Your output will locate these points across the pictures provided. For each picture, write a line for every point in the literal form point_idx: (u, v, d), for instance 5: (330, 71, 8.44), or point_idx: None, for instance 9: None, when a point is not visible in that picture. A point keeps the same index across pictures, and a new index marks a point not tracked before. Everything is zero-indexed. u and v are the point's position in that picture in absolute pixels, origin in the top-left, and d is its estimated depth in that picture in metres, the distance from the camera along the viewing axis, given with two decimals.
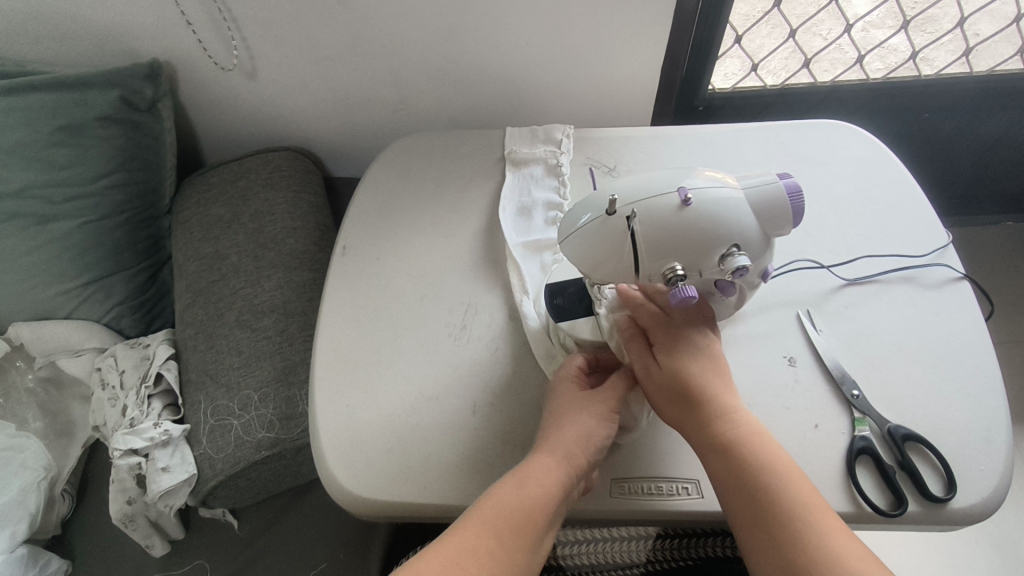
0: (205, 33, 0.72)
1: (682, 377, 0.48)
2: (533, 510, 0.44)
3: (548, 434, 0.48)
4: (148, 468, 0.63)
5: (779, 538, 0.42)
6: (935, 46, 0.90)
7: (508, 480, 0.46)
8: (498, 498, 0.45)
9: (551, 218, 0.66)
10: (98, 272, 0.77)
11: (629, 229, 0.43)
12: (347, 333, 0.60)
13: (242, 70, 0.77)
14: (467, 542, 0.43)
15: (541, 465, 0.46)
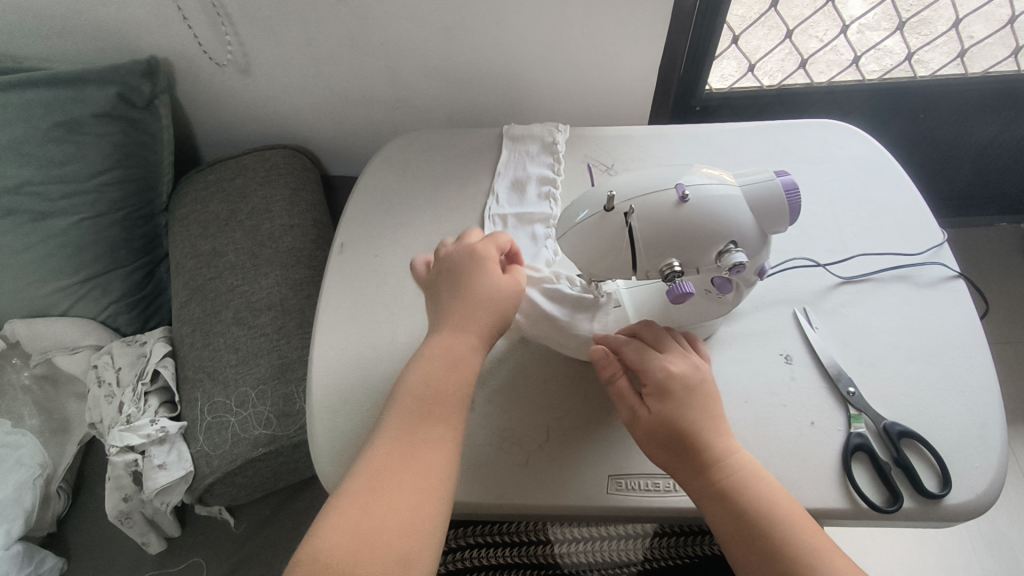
0: (202, 29, 0.72)
1: (674, 423, 0.47)
2: (444, 394, 0.46)
3: (455, 310, 0.49)
4: (145, 465, 0.63)
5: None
6: (930, 47, 0.90)
7: (423, 362, 0.47)
8: (413, 390, 0.46)
9: (545, 192, 0.67)
10: (95, 269, 0.77)
11: (627, 225, 0.43)
12: (345, 330, 0.60)
13: (237, 66, 0.77)
14: (396, 445, 0.44)
15: (447, 347, 0.48)
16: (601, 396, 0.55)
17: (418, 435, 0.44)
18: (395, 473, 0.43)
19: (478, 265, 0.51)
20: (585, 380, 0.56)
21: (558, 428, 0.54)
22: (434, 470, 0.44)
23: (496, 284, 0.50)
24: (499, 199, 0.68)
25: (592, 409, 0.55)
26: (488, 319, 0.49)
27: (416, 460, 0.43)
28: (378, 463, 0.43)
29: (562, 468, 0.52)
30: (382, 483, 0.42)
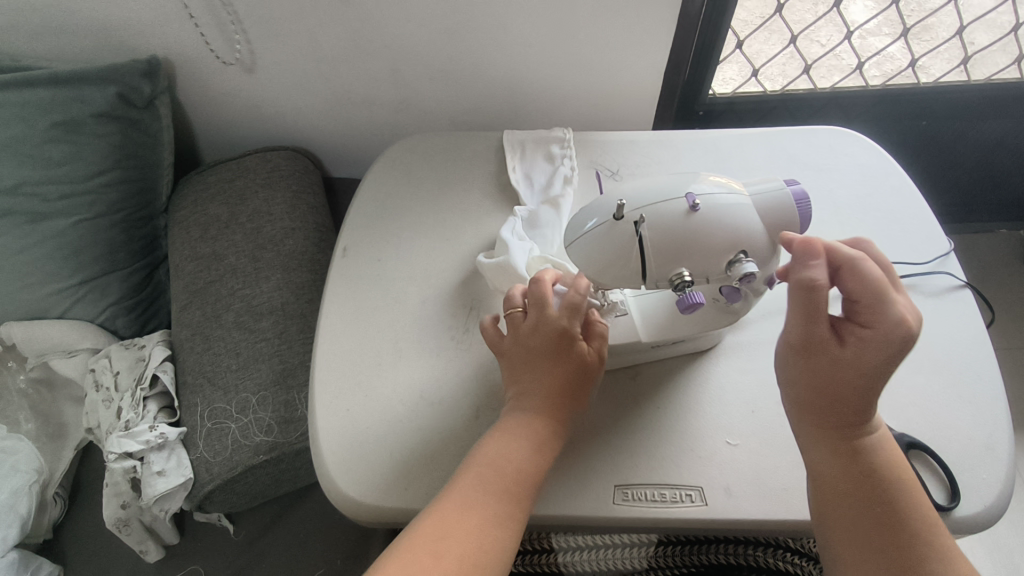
0: (208, 28, 0.71)
1: (863, 367, 0.43)
2: (517, 473, 0.46)
3: (535, 394, 0.50)
4: (143, 472, 0.62)
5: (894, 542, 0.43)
6: (934, 54, 0.90)
7: (495, 439, 0.48)
8: (490, 461, 0.47)
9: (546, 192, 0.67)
10: (93, 271, 0.76)
11: (637, 234, 0.43)
12: (348, 335, 0.60)
13: (244, 66, 0.76)
14: (455, 511, 0.44)
15: (528, 426, 0.48)
16: (607, 405, 0.55)
17: (487, 506, 0.44)
18: (461, 534, 0.43)
19: (569, 338, 0.50)
20: None
21: (563, 437, 0.53)
22: (497, 549, 0.43)
23: (584, 364, 0.51)
24: (525, 176, 0.69)
25: (598, 417, 0.54)
26: (569, 403, 0.50)
27: (480, 528, 0.43)
28: (447, 518, 0.43)
29: (568, 478, 0.51)
30: (450, 539, 0.42)
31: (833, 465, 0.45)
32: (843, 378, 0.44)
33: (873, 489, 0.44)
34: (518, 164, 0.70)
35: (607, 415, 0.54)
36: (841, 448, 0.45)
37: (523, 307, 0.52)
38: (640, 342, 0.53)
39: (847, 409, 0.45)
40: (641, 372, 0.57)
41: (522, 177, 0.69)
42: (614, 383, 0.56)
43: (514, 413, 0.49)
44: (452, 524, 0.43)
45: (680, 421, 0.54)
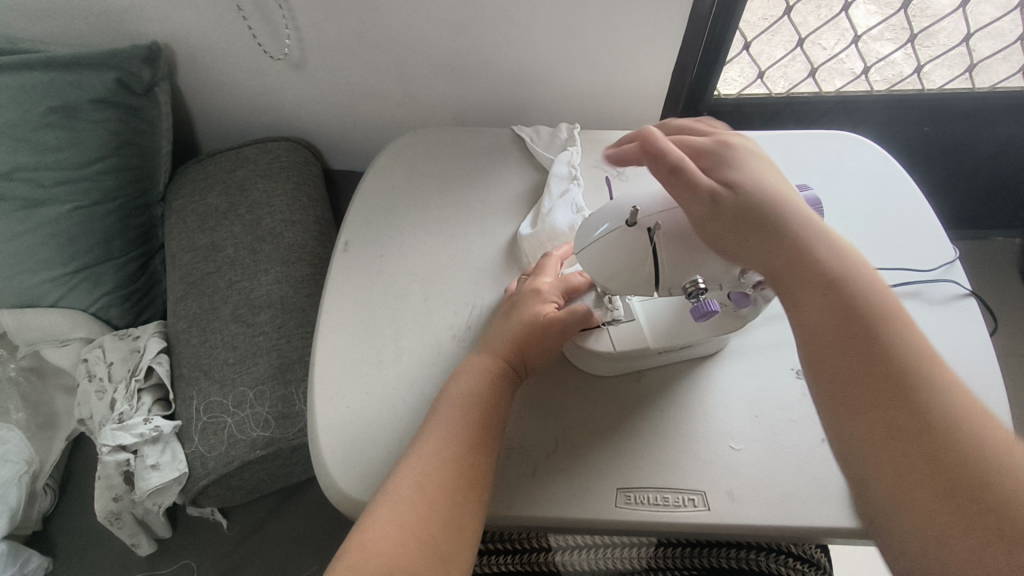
0: (259, 28, 0.71)
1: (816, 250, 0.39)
2: (482, 398, 0.49)
3: (494, 336, 0.53)
4: (137, 465, 0.60)
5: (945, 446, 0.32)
6: (940, 61, 0.90)
7: (462, 374, 0.51)
8: (453, 398, 0.49)
9: (571, 174, 0.67)
10: (88, 259, 0.75)
11: (651, 240, 0.42)
12: (349, 330, 0.59)
13: (292, 62, 0.76)
14: (431, 443, 0.46)
15: (484, 365, 0.51)
16: (612, 406, 0.55)
17: (458, 448, 0.46)
18: (440, 474, 0.45)
19: (534, 298, 0.54)
20: (593, 390, 0.56)
21: (566, 439, 0.53)
22: (476, 473, 0.45)
23: (542, 321, 0.52)
24: (571, 175, 0.67)
25: (600, 419, 0.54)
26: (522, 354, 0.52)
27: (457, 461, 0.45)
28: (424, 463, 0.45)
29: (570, 480, 0.51)
30: (430, 481, 0.44)
31: (851, 411, 0.35)
32: (812, 316, 0.37)
33: (908, 421, 0.33)
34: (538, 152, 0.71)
35: (613, 418, 0.54)
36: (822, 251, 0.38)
37: (528, 274, 0.58)
38: (648, 349, 0.52)
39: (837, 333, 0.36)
40: (645, 375, 0.56)
41: (567, 174, 0.67)
42: (629, 379, 0.56)
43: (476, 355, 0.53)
44: (429, 467, 0.45)
45: (683, 424, 0.54)
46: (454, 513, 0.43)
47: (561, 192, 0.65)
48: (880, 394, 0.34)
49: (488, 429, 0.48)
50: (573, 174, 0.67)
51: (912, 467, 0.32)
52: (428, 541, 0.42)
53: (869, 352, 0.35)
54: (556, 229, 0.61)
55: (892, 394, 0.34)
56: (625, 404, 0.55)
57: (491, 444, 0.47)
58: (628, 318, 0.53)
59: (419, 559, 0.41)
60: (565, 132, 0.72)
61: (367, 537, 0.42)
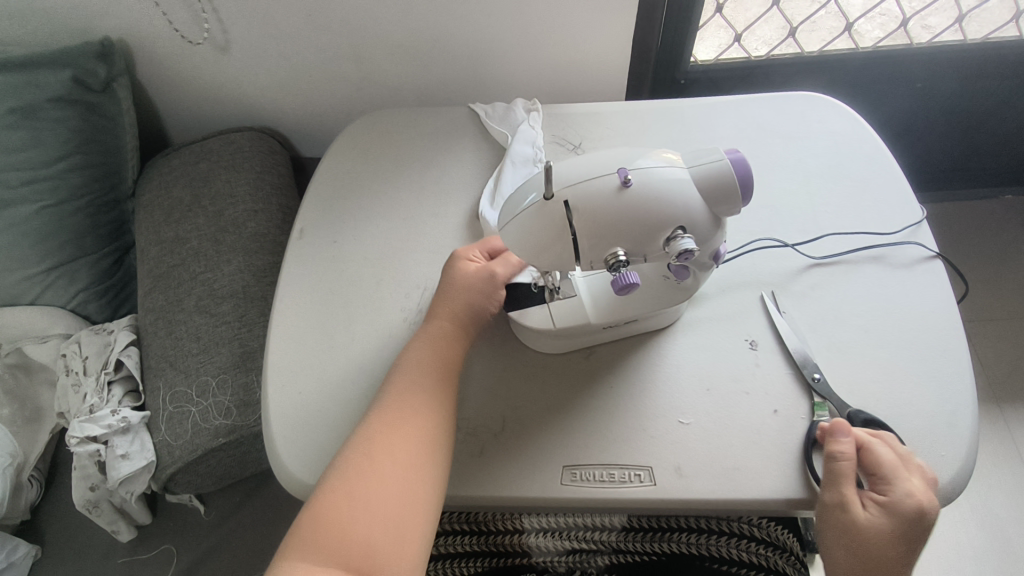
0: (170, 8, 0.70)
1: (908, 522, 0.44)
2: (441, 364, 0.50)
3: (434, 307, 0.53)
4: (108, 455, 0.62)
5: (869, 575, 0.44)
6: (926, 12, 0.87)
7: (414, 344, 0.51)
8: (410, 367, 0.50)
9: (536, 157, 0.66)
10: (60, 257, 0.76)
11: (568, 213, 0.41)
12: (301, 317, 0.59)
13: (215, 45, 0.75)
14: (388, 414, 0.47)
15: (432, 333, 0.51)
16: (561, 382, 0.55)
17: (411, 413, 0.47)
18: (394, 441, 0.46)
19: (454, 261, 0.54)
20: (542, 368, 0.55)
21: (513, 419, 0.53)
22: (428, 436, 0.46)
23: (474, 277, 0.53)
24: (535, 156, 0.66)
25: (548, 397, 0.54)
26: (466, 311, 0.52)
27: (410, 430, 0.46)
28: (377, 430, 0.46)
29: (515, 459, 0.51)
30: (382, 450, 0.45)
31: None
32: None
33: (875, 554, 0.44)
34: (494, 125, 0.70)
35: (562, 395, 0.54)
36: (887, 538, 0.44)
37: None
38: (588, 324, 0.51)
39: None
40: (595, 352, 0.56)
41: (530, 156, 0.66)
42: (583, 355, 0.56)
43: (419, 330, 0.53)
44: (383, 435, 0.46)
45: (630, 400, 0.53)
46: (408, 481, 0.44)
47: (524, 173, 0.65)
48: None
49: (444, 396, 0.49)
50: (538, 156, 0.66)
51: None
52: (384, 508, 0.43)
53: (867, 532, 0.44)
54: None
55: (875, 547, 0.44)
56: (575, 380, 0.55)
57: (446, 409, 0.48)
58: (569, 293, 0.52)
59: (372, 525, 0.43)
60: (526, 107, 0.70)
61: (326, 506, 0.43)
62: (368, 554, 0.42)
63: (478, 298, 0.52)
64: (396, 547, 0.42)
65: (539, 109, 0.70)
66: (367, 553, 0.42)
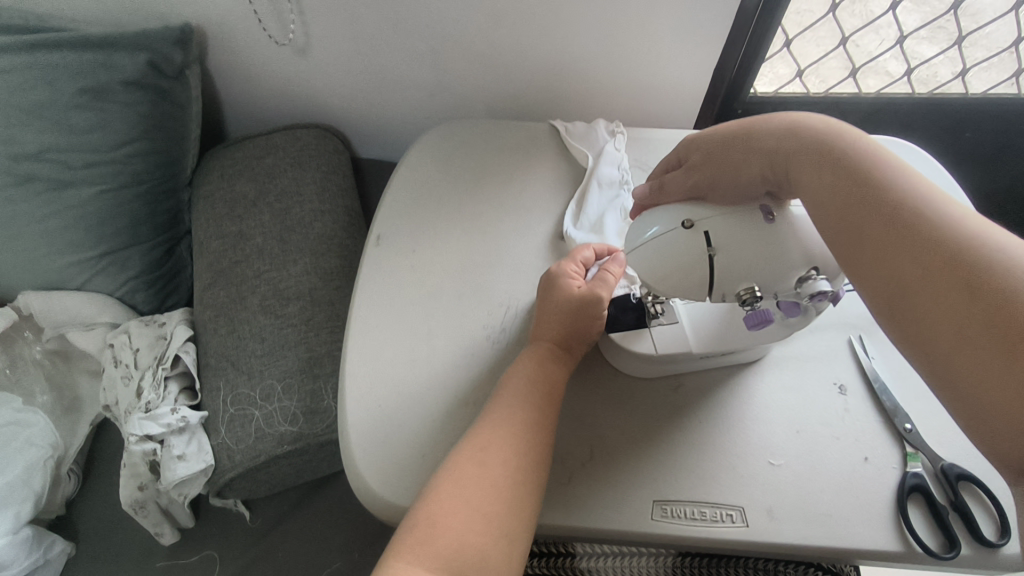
0: (264, 12, 0.70)
1: (832, 179, 0.40)
2: (547, 380, 0.49)
3: (544, 329, 0.52)
4: (163, 455, 0.60)
5: (907, 274, 0.35)
6: (984, 65, 0.88)
7: (525, 361, 0.51)
8: (516, 380, 0.49)
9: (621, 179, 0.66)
10: (115, 243, 0.74)
11: (707, 243, 0.43)
12: (381, 326, 0.58)
13: (297, 48, 0.74)
14: (494, 424, 0.46)
15: (546, 355, 0.51)
16: (650, 413, 0.54)
17: (517, 425, 0.46)
18: (501, 449, 0.45)
19: (555, 276, 0.54)
20: (630, 396, 0.55)
21: (602, 447, 0.52)
22: (535, 449, 0.45)
23: (584, 301, 0.51)
24: (622, 178, 0.66)
25: (636, 426, 0.53)
26: (579, 334, 0.52)
27: (518, 440, 0.45)
28: (484, 439, 0.46)
29: (604, 490, 0.50)
30: (490, 458, 0.44)
31: (946, 336, 0.32)
32: (846, 227, 0.38)
33: (904, 258, 0.35)
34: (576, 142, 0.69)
35: (651, 425, 0.53)
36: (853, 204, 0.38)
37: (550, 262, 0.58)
38: (690, 353, 0.51)
39: (871, 187, 0.38)
40: (684, 384, 0.55)
41: (617, 178, 0.66)
42: (672, 387, 0.55)
43: (530, 350, 0.52)
44: (489, 442, 0.45)
45: (720, 436, 0.52)
46: (520, 495, 0.43)
47: (610, 197, 0.65)
48: (900, 231, 0.36)
49: (548, 408, 0.48)
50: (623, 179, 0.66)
51: (952, 314, 0.32)
52: (494, 518, 0.42)
53: (868, 224, 0.37)
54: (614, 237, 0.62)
55: (870, 242, 0.37)
56: (665, 412, 0.53)
57: (550, 422, 0.48)
58: (671, 320, 0.53)
59: (484, 533, 0.41)
60: (610, 127, 0.71)
61: (436, 513, 0.42)
62: (482, 566, 0.40)
63: (590, 322, 0.52)
64: (508, 563, 0.41)
65: (623, 131, 0.70)
66: (480, 562, 0.40)
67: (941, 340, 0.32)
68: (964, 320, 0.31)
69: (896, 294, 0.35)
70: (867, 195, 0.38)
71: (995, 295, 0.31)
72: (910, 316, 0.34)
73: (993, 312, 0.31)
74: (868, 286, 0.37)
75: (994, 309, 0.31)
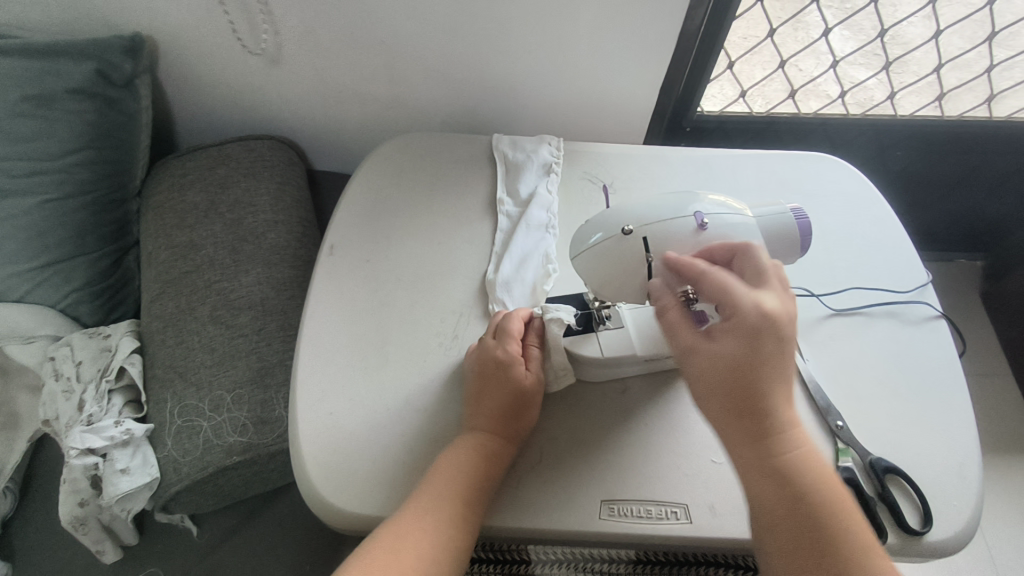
0: (237, 17, 0.69)
1: (759, 323, 0.39)
2: (478, 472, 0.47)
3: (478, 417, 0.50)
4: (105, 470, 0.58)
5: (751, 433, 0.40)
6: (911, 88, 0.94)
7: (457, 449, 0.49)
8: (444, 468, 0.47)
9: (547, 221, 0.65)
10: (58, 253, 0.72)
11: (646, 249, 0.46)
12: (335, 334, 0.58)
13: (268, 57, 0.74)
14: (414, 513, 0.45)
15: (478, 445, 0.49)
16: (598, 418, 0.55)
17: (438, 515, 0.45)
18: (415, 540, 0.43)
19: (509, 364, 0.52)
20: (577, 400, 0.56)
21: (550, 450, 0.53)
22: (451, 545, 0.44)
23: (518, 393, 0.51)
24: (549, 222, 0.65)
25: (583, 428, 0.54)
26: (514, 424, 0.51)
27: (434, 534, 0.44)
28: (402, 527, 0.44)
29: (553, 491, 0.51)
30: (404, 548, 0.43)
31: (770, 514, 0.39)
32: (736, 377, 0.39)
33: (755, 425, 0.40)
34: (512, 160, 0.70)
35: (599, 426, 0.54)
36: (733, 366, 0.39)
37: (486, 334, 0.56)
38: (634, 356, 0.54)
39: (764, 363, 0.39)
40: (630, 387, 0.56)
41: (545, 222, 0.65)
42: (620, 390, 0.56)
43: (465, 435, 0.50)
44: (406, 532, 0.44)
45: (665, 436, 0.54)
46: None
47: (535, 237, 0.64)
48: (762, 404, 0.40)
49: (474, 501, 0.47)
50: (547, 222, 0.65)
51: (768, 491, 0.39)
52: None
53: (747, 382, 0.39)
54: (524, 281, 0.61)
55: (737, 392, 0.39)
56: (615, 414, 0.55)
57: (473, 518, 0.46)
58: (617, 324, 0.55)
59: None
60: (549, 159, 0.71)
61: None
62: None
63: (523, 412, 0.51)
64: None
65: (558, 168, 0.70)
66: None
67: (767, 507, 0.39)
68: (779, 503, 0.39)
69: (735, 439, 0.40)
70: (769, 367, 0.39)
71: (799, 493, 0.39)
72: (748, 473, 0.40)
73: (795, 511, 0.39)
74: (714, 412, 0.41)
75: (797, 509, 0.39)
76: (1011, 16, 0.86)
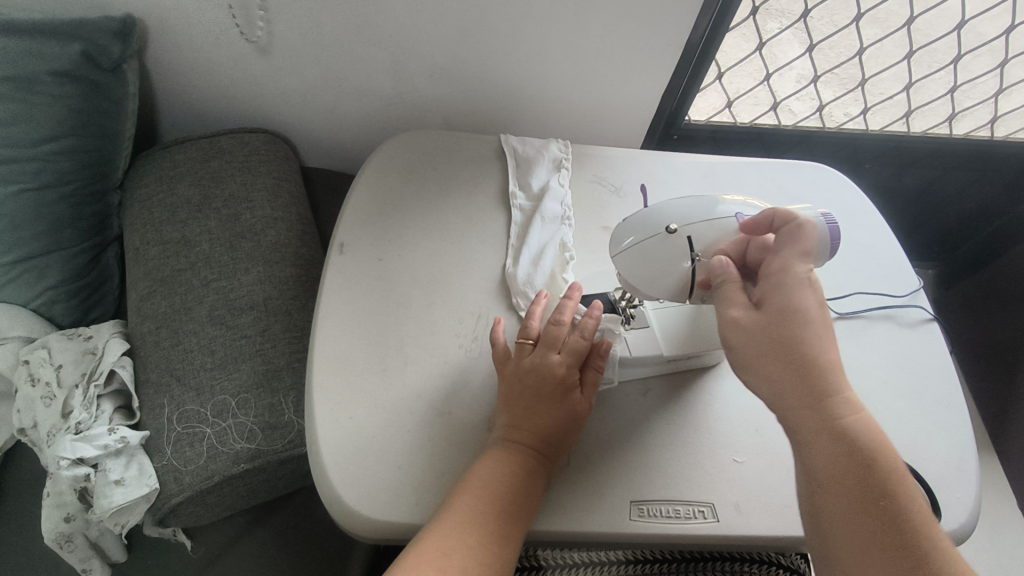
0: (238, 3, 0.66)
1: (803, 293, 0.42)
2: (516, 486, 0.46)
3: (522, 430, 0.49)
4: (97, 482, 0.54)
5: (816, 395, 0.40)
6: (881, 106, 0.98)
7: (494, 462, 0.47)
8: (483, 479, 0.46)
9: (562, 214, 0.66)
10: (35, 248, 0.68)
11: (689, 247, 0.47)
12: (353, 334, 0.56)
13: (257, 45, 0.71)
14: (460, 521, 0.44)
15: (517, 459, 0.47)
16: (625, 424, 0.54)
17: (482, 528, 0.44)
18: (462, 553, 0.42)
19: (566, 386, 0.50)
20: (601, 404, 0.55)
21: (578, 452, 0.53)
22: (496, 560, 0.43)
23: (570, 415, 0.50)
24: (563, 215, 0.65)
25: (609, 429, 0.54)
26: (558, 442, 0.49)
27: (478, 544, 0.43)
28: (449, 539, 0.43)
29: (582, 493, 0.51)
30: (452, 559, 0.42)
31: (837, 477, 0.39)
32: (792, 343, 0.41)
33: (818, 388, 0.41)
34: (520, 160, 0.69)
35: (626, 428, 0.54)
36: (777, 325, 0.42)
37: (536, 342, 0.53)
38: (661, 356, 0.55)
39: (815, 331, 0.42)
40: (653, 390, 0.57)
41: (559, 214, 0.65)
42: (643, 391, 0.56)
43: (500, 447, 0.48)
44: (454, 544, 0.42)
45: (689, 436, 0.54)
46: None
47: (550, 230, 0.64)
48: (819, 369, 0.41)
49: (515, 516, 0.45)
50: (560, 215, 0.65)
51: (839, 454, 0.39)
52: None
53: (802, 345, 0.41)
54: (543, 271, 0.61)
55: (794, 353, 0.41)
56: (640, 416, 0.55)
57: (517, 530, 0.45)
58: (641, 324, 0.56)
59: None
60: (559, 155, 0.71)
61: None
62: None
63: (569, 433, 0.50)
64: None
65: (568, 164, 0.70)
66: None
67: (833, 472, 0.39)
68: (848, 467, 0.39)
69: (797, 402, 0.41)
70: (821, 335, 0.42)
71: (868, 458, 0.39)
72: (811, 437, 0.40)
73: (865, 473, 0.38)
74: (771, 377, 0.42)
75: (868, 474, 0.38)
76: (972, 41, 0.90)
